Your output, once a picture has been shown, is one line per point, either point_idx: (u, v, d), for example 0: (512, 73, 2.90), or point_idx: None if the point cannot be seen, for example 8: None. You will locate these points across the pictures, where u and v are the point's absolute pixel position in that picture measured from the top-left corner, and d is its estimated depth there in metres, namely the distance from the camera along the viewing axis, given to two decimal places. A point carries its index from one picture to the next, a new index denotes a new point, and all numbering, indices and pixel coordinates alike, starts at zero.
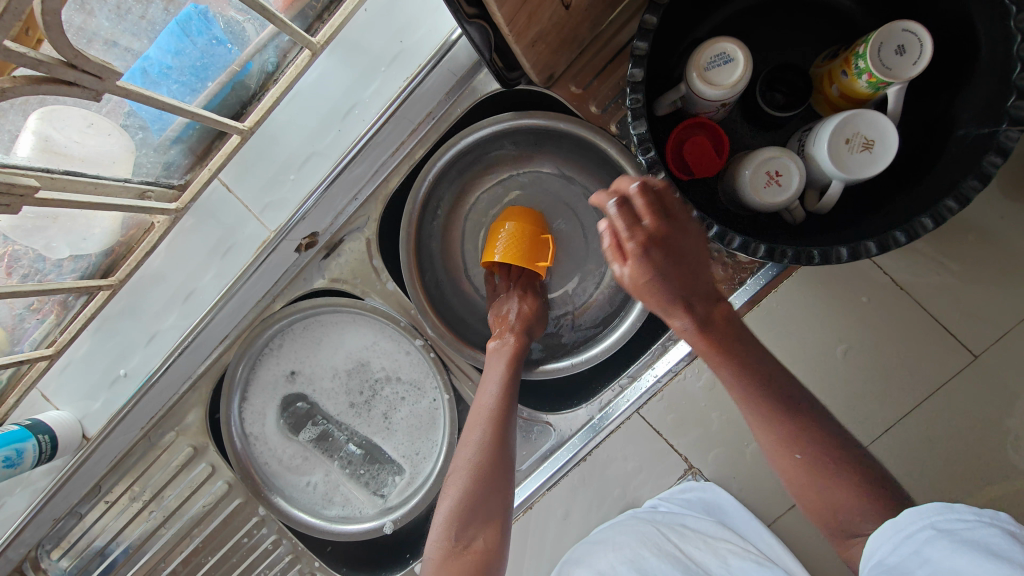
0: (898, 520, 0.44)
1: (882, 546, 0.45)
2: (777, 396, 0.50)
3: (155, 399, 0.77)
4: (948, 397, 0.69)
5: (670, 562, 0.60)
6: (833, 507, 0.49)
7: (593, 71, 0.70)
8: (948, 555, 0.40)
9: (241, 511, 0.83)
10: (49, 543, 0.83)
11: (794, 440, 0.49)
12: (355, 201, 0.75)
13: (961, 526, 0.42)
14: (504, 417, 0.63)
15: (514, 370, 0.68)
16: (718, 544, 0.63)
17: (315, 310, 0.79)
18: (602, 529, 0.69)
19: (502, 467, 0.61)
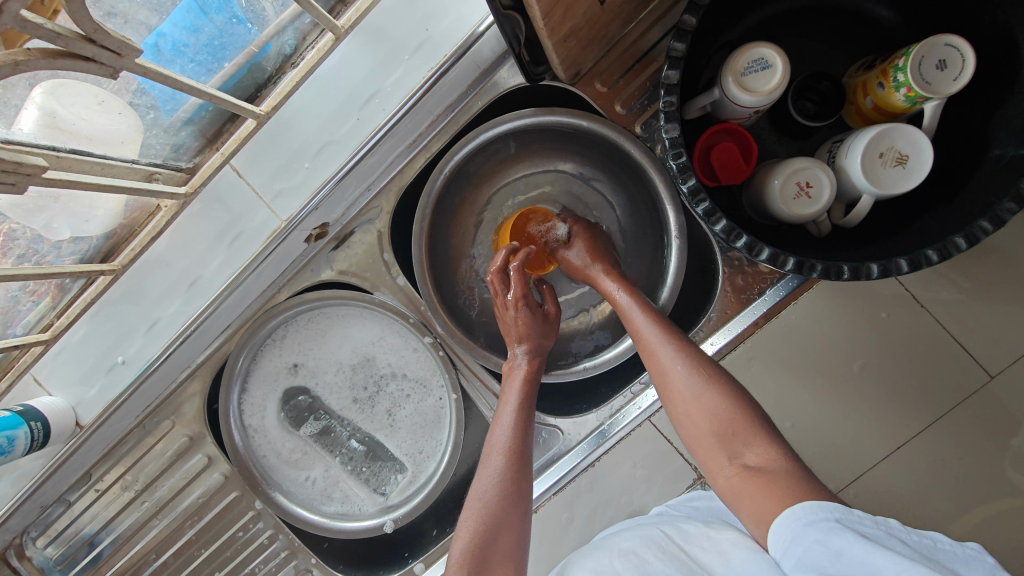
0: (796, 510, 0.42)
1: (780, 535, 0.42)
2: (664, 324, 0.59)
3: (152, 388, 0.74)
4: (961, 417, 0.68)
5: (673, 563, 0.54)
6: (711, 422, 0.52)
7: (620, 69, 0.69)
8: (858, 549, 0.38)
9: (236, 505, 0.81)
10: (35, 530, 0.81)
11: (689, 361, 0.55)
12: (368, 192, 0.72)
13: (866, 528, 0.40)
14: (520, 450, 0.59)
15: (529, 395, 0.64)
16: (722, 539, 0.57)
17: (321, 302, 0.77)
18: (607, 538, 0.64)
19: (521, 502, 0.57)
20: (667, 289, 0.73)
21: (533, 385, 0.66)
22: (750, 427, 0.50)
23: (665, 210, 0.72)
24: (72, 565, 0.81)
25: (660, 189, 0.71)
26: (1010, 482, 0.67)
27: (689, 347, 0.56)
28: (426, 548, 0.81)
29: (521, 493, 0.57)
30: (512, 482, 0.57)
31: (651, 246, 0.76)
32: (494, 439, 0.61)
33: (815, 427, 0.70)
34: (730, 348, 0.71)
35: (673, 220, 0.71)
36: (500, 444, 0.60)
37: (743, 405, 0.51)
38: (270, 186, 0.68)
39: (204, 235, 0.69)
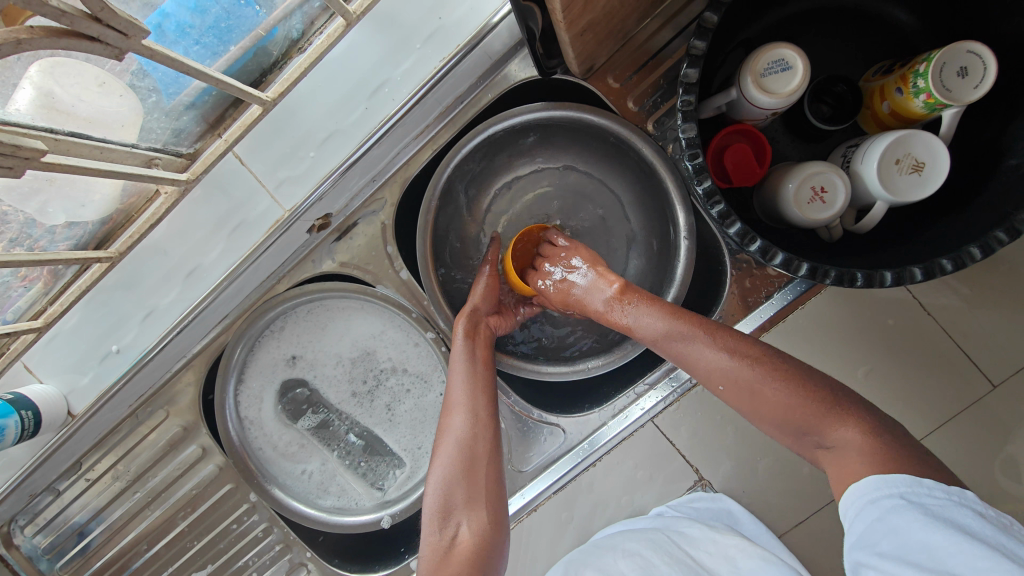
0: (864, 487, 0.44)
1: (849, 511, 0.44)
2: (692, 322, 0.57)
3: (147, 377, 0.73)
4: (962, 425, 0.69)
5: (680, 567, 0.55)
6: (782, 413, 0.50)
7: (633, 65, 0.67)
8: (917, 525, 0.39)
9: (231, 497, 0.80)
10: (23, 518, 0.79)
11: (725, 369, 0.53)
12: (373, 183, 0.71)
13: (931, 501, 0.41)
14: (482, 406, 0.61)
15: (479, 348, 0.66)
16: (726, 544, 0.60)
17: (321, 293, 0.75)
18: (612, 537, 0.65)
19: (485, 448, 0.59)
20: (673, 290, 0.72)
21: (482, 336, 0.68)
22: (818, 412, 0.49)
23: (675, 210, 0.70)
24: (60, 554, 0.80)
25: (669, 189, 0.70)
26: (1009, 491, 0.67)
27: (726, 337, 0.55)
28: (423, 544, 0.81)
29: (488, 444, 0.59)
30: (479, 435, 0.59)
31: (658, 245, 0.74)
32: (452, 395, 0.62)
33: None
34: None
35: (683, 220, 0.70)
36: (456, 398, 0.62)
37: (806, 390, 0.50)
38: (273, 174, 0.67)
39: (202, 223, 0.68)
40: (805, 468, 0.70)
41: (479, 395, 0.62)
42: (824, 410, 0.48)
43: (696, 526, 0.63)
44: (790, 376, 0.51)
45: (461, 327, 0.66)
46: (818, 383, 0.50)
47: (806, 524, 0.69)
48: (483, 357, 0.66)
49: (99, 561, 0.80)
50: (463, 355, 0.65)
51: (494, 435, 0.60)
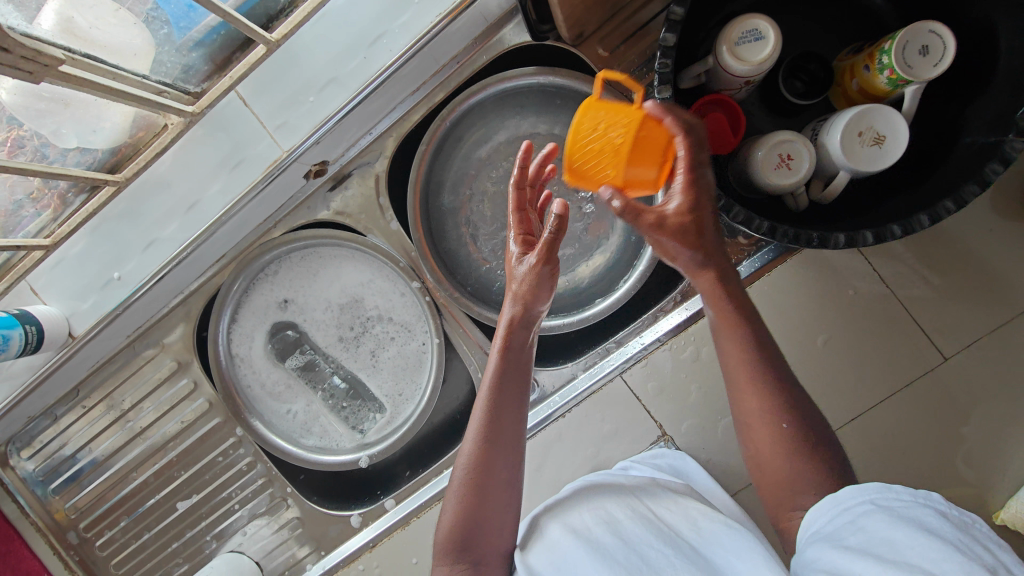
0: (837, 496, 0.49)
1: (821, 515, 0.50)
2: (773, 367, 0.56)
3: (144, 307, 0.76)
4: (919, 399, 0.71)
5: (641, 522, 0.58)
6: (791, 483, 0.53)
7: (621, 36, 0.71)
8: (880, 526, 0.44)
9: (219, 430, 0.84)
10: (19, 442, 0.87)
11: (767, 420, 0.55)
12: (369, 135, 0.75)
13: (898, 504, 0.46)
14: (502, 430, 0.60)
15: (509, 367, 0.63)
16: (687, 505, 0.62)
17: (314, 240, 0.79)
18: (573, 490, 0.68)
19: (501, 493, 0.60)
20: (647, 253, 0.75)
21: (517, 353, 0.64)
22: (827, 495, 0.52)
23: (655, 177, 0.74)
24: (58, 475, 0.87)
25: None
26: (953, 463, 0.70)
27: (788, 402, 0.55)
28: (398, 487, 0.86)
29: (505, 476, 0.60)
30: (495, 468, 0.59)
31: None
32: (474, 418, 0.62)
33: None
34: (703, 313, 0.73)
35: (661, 186, 0.74)
36: (475, 425, 0.61)
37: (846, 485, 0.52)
38: (274, 116, 0.70)
39: (205, 161, 0.71)
40: None
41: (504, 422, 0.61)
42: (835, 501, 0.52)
43: (656, 487, 0.65)
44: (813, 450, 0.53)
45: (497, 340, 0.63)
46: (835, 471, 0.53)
47: None
48: (512, 384, 0.62)
49: (94, 481, 0.87)
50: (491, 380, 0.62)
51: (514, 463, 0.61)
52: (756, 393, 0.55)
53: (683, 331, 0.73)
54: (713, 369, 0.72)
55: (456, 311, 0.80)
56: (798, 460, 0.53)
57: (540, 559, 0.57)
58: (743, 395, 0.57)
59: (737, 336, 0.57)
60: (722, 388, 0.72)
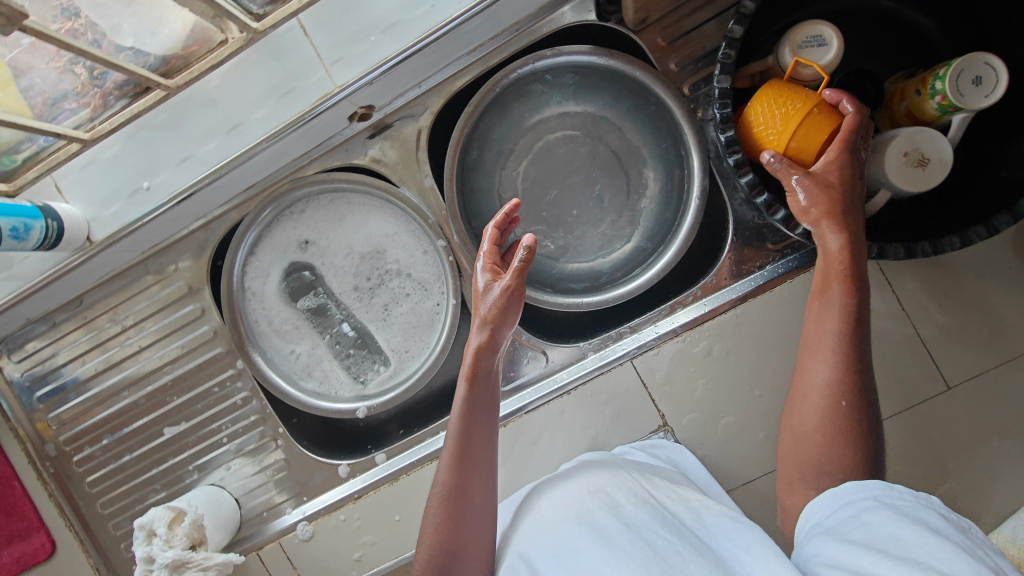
0: (838, 491, 0.52)
1: (823, 509, 0.52)
2: (855, 344, 0.55)
3: (167, 224, 0.76)
4: (925, 424, 0.71)
5: (645, 507, 0.59)
6: (816, 456, 0.55)
7: (683, 28, 0.72)
8: (886, 521, 0.46)
9: (220, 360, 0.83)
10: (11, 344, 0.85)
11: (829, 388, 0.55)
12: (419, 87, 0.75)
13: (900, 502, 0.48)
14: (472, 450, 0.62)
15: (476, 395, 0.64)
16: (688, 497, 0.64)
17: (345, 184, 0.79)
18: (572, 467, 0.70)
19: (475, 519, 0.60)
20: (675, 246, 0.75)
21: (485, 378, 0.65)
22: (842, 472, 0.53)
23: (693, 173, 0.74)
24: (45, 384, 0.85)
25: (689, 154, 0.75)
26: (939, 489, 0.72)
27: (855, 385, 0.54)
28: (388, 444, 0.86)
29: (481, 497, 0.61)
30: (469, 490, 0.61)
31: (666, 203, 0.79)
32: (448, 442, 0.63)
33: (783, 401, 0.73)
34: (720, 310, 0.73)
35: (697, 183, 0.74)
36: (448, 452, 0.62)
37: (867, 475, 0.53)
38: (331, 51, 0.69)
39: (255, 85, 0.70)
40: (760, 432, 0.73)
41: (473, 444, 0.62)
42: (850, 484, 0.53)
43: (652, 473, 0.66)
44: (847, 431, 0.54)
45: (463, 369, 0.64)
46: (863, 463, 0.53)
47: (751, 484, 0.73)
48: (479, 410, 0.63)
49: (80, 396, 0.85)
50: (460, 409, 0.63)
51: (485, 485, 0.62)
52: (829, 358, 0.55)
53: (698, 326, 0.73)
54: (723, 367, 0.73)
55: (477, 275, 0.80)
56: (835, 441, 0.54)
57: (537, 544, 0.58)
58: (811, 356, 0.57)
59: (829, 308, 0.56)
60: (729, 387, 0.73)
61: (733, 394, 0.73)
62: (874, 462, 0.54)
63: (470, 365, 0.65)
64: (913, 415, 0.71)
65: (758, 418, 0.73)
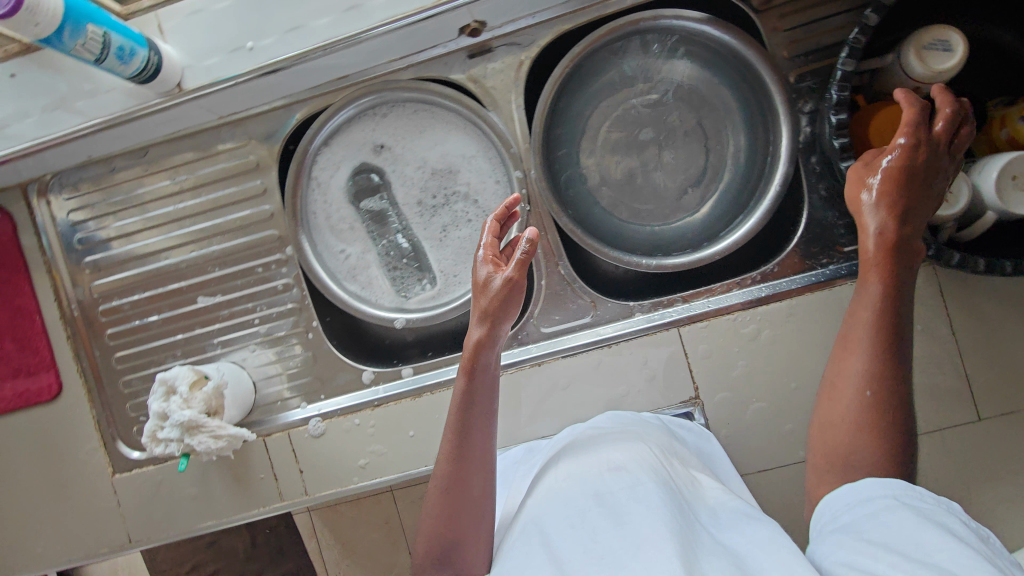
0: (856, 488, 0.52)
1: (841, 502, 0.52)
2: (889, 331, 0.56)
3: (257, 91, 0.76)
4: (942, 449, 0.73)
5: (663, 483, 0.59)
6: (845, 441, 0.55)
7: (802, 19, 0.73)
8: (905, 521, 0.46)
9: (270, 242, 0.83)
10: (65, 180, 0.83)
11: (862, 377, 0.55)
12: (534, 17, 0.75)
13: (921, 505, 0.48)
14: (472, 443, 0.62)
15: (474, 388, 0.63)
16: (707, 486, 0.64)
17: (436, 97, 0.79)
18: (597, 432, 0.69)
19: (474, 509, 0.61)
20: (746, 228, 0.76)
21: (485, 373, 0.63)
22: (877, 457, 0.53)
23: (778, 161, 0.75)
24: (90, 227, 0.84)
25: (778, 142, 0.75)
26: None
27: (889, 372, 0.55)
28: (407, 361, 0.90)
29: (481, 486, 0.62)
30: (469, 482, 0.61)
31: (741, 186, 0.81)
32: (446, 433, 0.63)
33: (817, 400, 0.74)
34: (776, 298, 0.74)
35: (783, 170, 0.75)
36: (447, 445, 0.62)
37: (897, 463, 0.53)
38: None
39: None
40: (787, 425, 0.74)
41: (471, 437, 0.62)
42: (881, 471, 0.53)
43: (671, 448, 0.67)
44: (878, 418, 0.54)
45: (461, 365, 0.63)
46: (895, 446, 0.54)
47: (763, 472, 0.75)
48: (478, 404, 0.62)
49: (123, 246, 0.84)
50: (457, 403, 0.63)
51: (485, 475, 0.62)
52: (862, 351, 0.56)
53: (751, 308, 0.74)
54: (766, 353, 0.74)
55: (546, 213, 0.79)
56: (864, 430, 0.54)
57: (552, 515, 0.58)
58: (844, 352, 0.58)
59: (869, 294, 0.57)
60: (767, 374, 0.74)
61: (769, 382, 0.74)
62: (908, 441, 0.54)
63: (468, 359, 0.63)
64: (936, 439, 0.73)
65: (788, 411, 0.74)
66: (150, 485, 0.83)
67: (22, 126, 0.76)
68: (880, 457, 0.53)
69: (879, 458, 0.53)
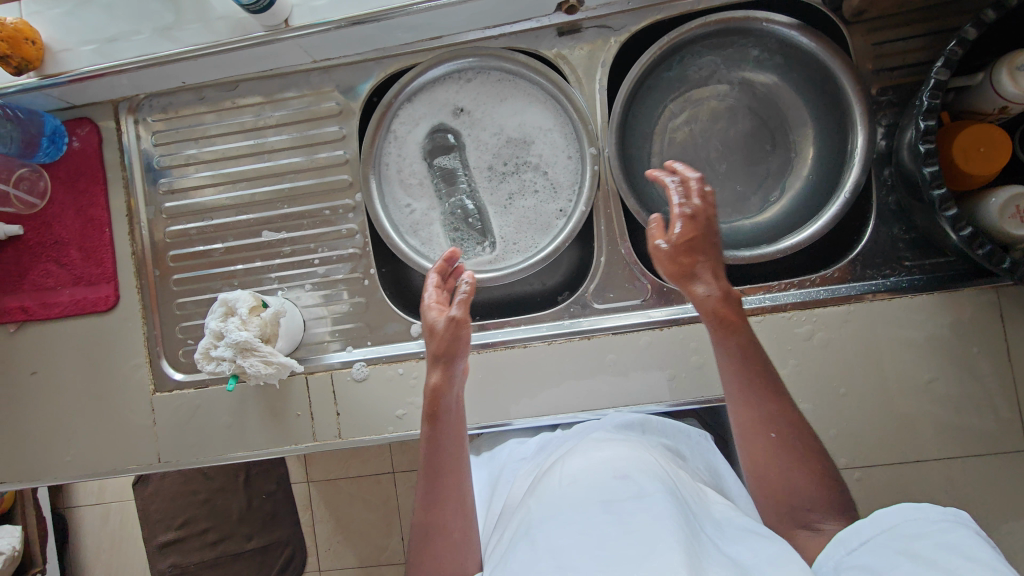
0: (870, 523, 0.51)
1: (859, 536, 0.52)
2: (764, 377, 0.64)
3: (355, 39, 0.79)
4: (992, 476, 0.71)
5: (664, 484, 0.60)
6: (773, 474, 0.62)
7: (890, 36, 0.76)
8: (920, 549, 0.45)
9: (340, 187, 0.85)
10: (154, 104, 0.87)
11: (762, 423, 0.63)
12: (628, 3, 0.78)
13: (930, 526, 0.47)
14: (445, 463, 0.65)
15: (436, 431, 0.65)
16: (705, 489, 0.67)
17: (521, 67, 0.81)
18: (601, 437, 0.70)
19: (458, 516, 0.64)
20: (813, 229, 0.76)
21: (445, 419, 0.65)
22: (806, 482, 0.60)
23: (852, 168, 0.76)
24: (171, 150, 0.87)
25: (853, 152, 0.76)
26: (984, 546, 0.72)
27: (763, 402, 0.63)
28: (446, 319, 0.91)
29: (458, 499, 0.65)
30: (446, 494, 0.64)
31: (808, 192, 0.83)
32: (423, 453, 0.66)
33: (862, 408, 0.74)
34: (834, 301, 0.76)
35: (854, 178, 0.75)
36: (423, 462, 0.66)
37: (819, 485, 0.60)
38: None
39: None
40: (831, 431, 0.74)
41: (446, 452, 0.65)
42: (811, 494, 0.60)
43: (670, 462, 0.68)
44: (787, 450, 0.61)
45: (424, 409, 0.65)
46: (809, 472, 0.61)
47: None
48: (445, 433, 0.65)
49: (198, 173, 0.87)
50: (428, 432, 0.65)
51: (460, 487, 0.65)
52: (750, 401, 0.63)
53: (807, 308, 0.75)
54: (818, 356, 0.74)
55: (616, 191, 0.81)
56: (783, 462, 0.61)
57: (546, 522, 0.56)
58: (738, 408, 0.64)
59: (727, 360, 0.65)
60: (816, 376, 0.74)
61: (817, 385, 0.74)
62: (824, 462, 0.62)
63: (428, 410, 0.65)
64: (984, 464, 0.71)
65: (832, 416, 0.74)
66: (186, 408, 0.84)
67: (129, 43, 0.80)
68: (805, 480, 0.60)
69: (806, 484, 0.60)
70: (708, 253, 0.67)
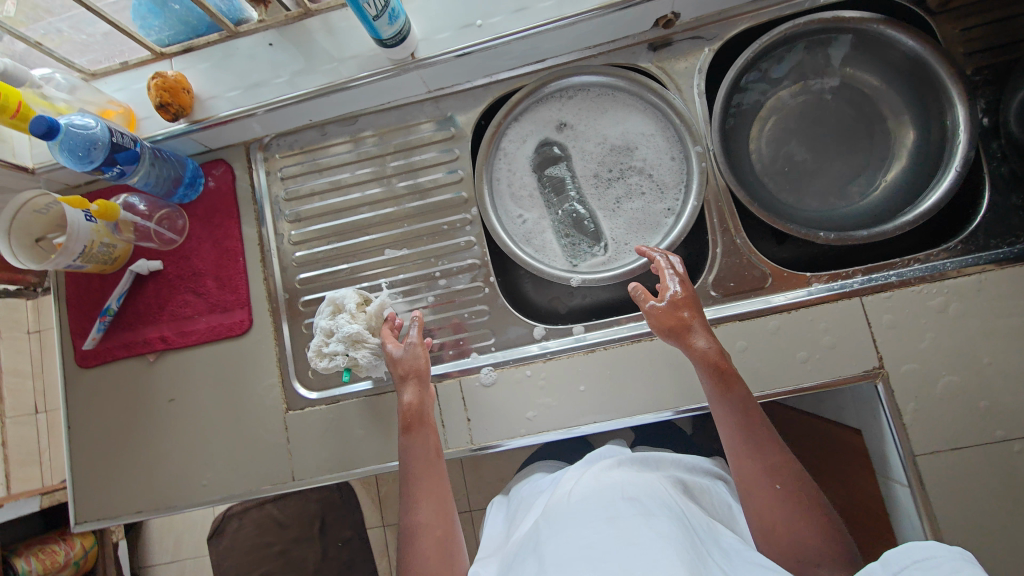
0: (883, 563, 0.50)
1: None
2: (765, 429, 0.65)
3: (471, 66, 0.86)
4: None
5: (674, 516, 0.61)
6: (778, 528, 0.61)
7: (981, 19, 0.80)
8: None
9: (456, 203, 0.90)
10: (281, 143, 0.95)
11: (768, 472, 0.63)
12: (722, 13, 0.84)
13: (942, 563, 0.47)
14: (425, 470, 0.69)
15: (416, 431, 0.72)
16: (718, 525, 0.66)
17: (622, 80, 0.87)
18: (611, 467, 0.72)
19: (443, 529, 0.67)
20: (926, 206, 0.79)
21: (421, 423, 0.72)
22: (809, 535, 0.59)
23: (958, 144, 0.78)
24: (298, 182, 0.94)
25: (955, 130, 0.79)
26: None
27: (766, 453, 0.64)
28: (552, 322, 0.93)
29: (441, 514, 0.68)
30: (429, 505, 0.68)
31: (910, 174, 0.85)
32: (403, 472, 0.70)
33: (1009, 376, 0.73)
34: (964, 272, 0.75)
35: (962, 154, 0.78)
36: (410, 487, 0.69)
37: (821, 538, 0.59)
38: None
39: None
40: (981, 401, 0.73)
41: (430, 469, 0.70)
42: (816, 552, 0.59)
43: (681, 495, 0.68)
44: (790, 499, 0.61)
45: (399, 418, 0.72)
46: (814, 522, 0.60)
47: (958, 448, 0.72)
48: (424, 449, 0.71)
49: (323, 201, 0.93)
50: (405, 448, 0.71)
51: (443, 502, 0.68)
52: (751, 451, 0.65)
53: (937, 280, 0.75)
54: (956, 326, 0.74)
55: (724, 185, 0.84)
56: (785, 512, 0.61)
57: (552, 532, 0.60)
58: (739, 458, 0.65)
59: (723, 415, 0.66)
60: (956, 347, 0.74)
61: (959, 355, 0.74)
62: (828, 511, 0.61)
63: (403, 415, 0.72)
64: None
65: (980, 386, 0.73)
66: (320, 423, 0.86)
67: (266, 88, 0.88)
68: (810, 529, 0.60)
69: (808, 535, 0.59)
70: (697, 311, 0.71)
